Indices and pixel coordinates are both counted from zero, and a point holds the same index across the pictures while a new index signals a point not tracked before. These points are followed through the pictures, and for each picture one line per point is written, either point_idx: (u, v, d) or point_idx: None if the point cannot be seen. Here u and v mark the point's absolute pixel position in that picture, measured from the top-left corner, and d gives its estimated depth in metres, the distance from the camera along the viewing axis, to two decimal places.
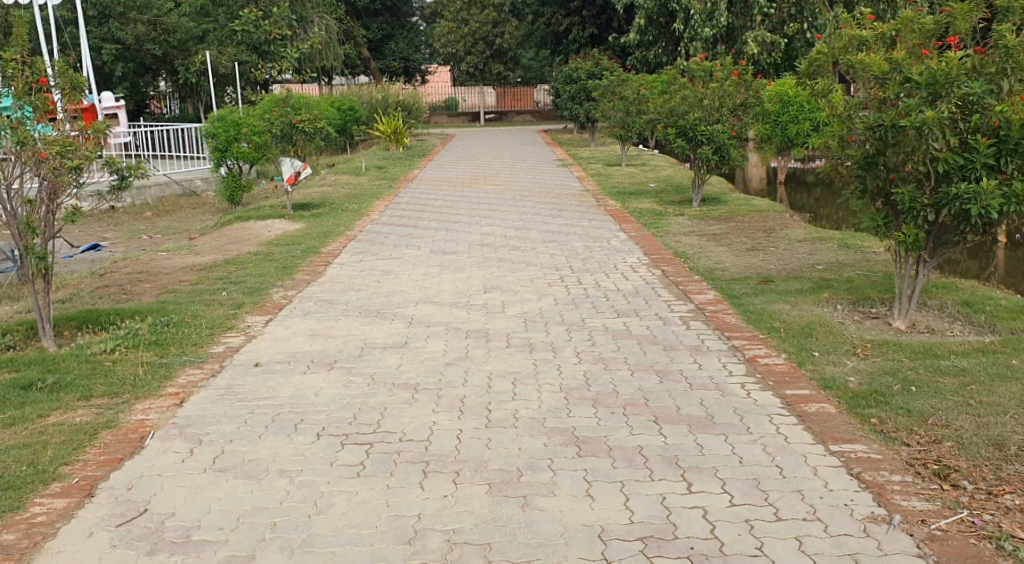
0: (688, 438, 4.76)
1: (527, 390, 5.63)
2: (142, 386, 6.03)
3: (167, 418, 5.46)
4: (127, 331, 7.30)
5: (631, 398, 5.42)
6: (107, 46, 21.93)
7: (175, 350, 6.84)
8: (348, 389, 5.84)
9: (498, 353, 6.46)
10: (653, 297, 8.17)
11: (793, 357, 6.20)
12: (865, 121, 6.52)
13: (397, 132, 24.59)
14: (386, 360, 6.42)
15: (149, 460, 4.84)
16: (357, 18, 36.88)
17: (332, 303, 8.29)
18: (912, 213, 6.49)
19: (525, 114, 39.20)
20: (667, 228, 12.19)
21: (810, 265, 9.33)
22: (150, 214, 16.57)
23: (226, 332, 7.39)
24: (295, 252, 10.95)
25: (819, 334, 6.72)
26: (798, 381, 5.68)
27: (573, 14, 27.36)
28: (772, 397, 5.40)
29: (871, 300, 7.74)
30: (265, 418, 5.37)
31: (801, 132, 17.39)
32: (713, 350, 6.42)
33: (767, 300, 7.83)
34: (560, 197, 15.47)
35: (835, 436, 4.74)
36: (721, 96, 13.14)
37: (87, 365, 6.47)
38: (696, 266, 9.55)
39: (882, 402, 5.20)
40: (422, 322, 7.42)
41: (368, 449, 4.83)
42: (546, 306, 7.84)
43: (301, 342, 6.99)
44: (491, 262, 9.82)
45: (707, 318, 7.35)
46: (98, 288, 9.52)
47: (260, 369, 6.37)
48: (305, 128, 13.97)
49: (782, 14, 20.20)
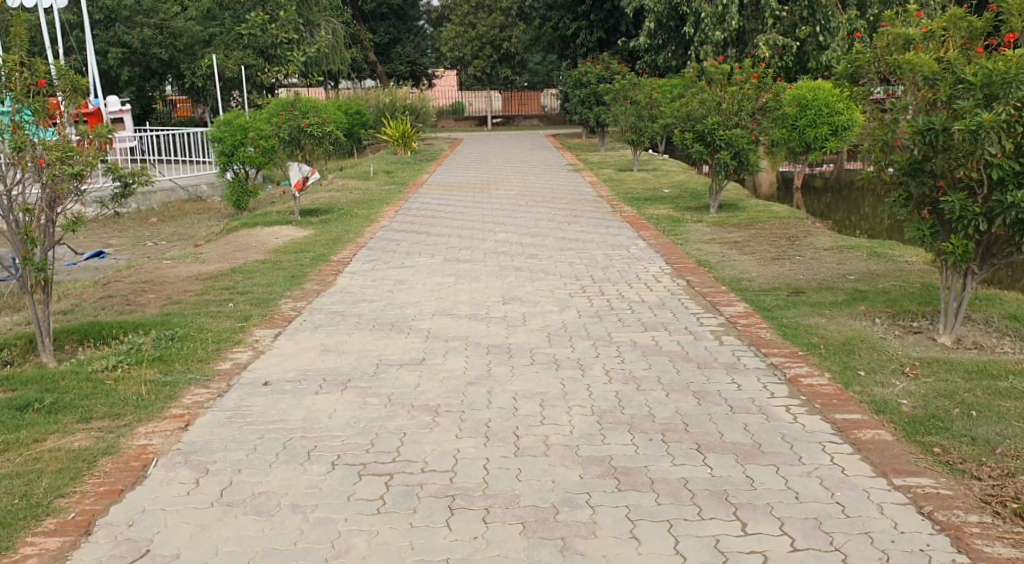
0: (737, 470, 4.42)
1: (556, 413, 5.26)
2: (144, 407, 5.66)
3: (171, 442, 5.08)
4: (129, 345, 6.93)
5: (668, 422, 5.06)
6: (113, 51, 21.69)
7: (180, 367, 6.47)
8: (364, 411, 5.47)
9: (523, 371, 6.10)
10: (680, 309, 7.79)
11: (837, 376, 5.81)
12: (913, 124, 6.14)
13: (405, 136, 24.26)
14: (403, 379, 6.04)
15: (150, 491, 4.46)
16: (364, 22, 36.60)
17: (343, 315, 7.93)
18: (961, 223, 6.10)
19: (531, 118, 38.81)
20: (687, 235, 11.81)
21: (841, 275, 8.94)
22: (156, 220, 16.26)
23: (233, 347, 7.03)
24: (304, 260, 10.59)
25: (862, 350, 6.34)
26: (847, 404, 5.30)
27: (581, 19, 27.05)
28: (821, 422, 5.03)
29: (910, 312, 7.34)
30: (277, 444, 5.01)
31: (820, 136, 17.05)
32: (750, 368, 6.04)
33: (801, 313, 7.45)
34: (574, 202, 15.11)
35: (898, 468, 4.40)
36: (740, 100, 12.75)
37: (87, 384, 6.10)
38: (722, 276, 9.17)
39: (942, 428, 4.84)
40: (440, 337, 7.05)
41: (387, 480, 4.47)
42: (569, 318, 7.48)
43: (313, 359, 6.63)
44: (508, 271, 9.46)
45: (739, 332, 6.97)
46: (100, 298, 9.17)
47: (269, 389, 5.99)
48: (314, 133, 13.64)
49: (795, 17, 19.74)
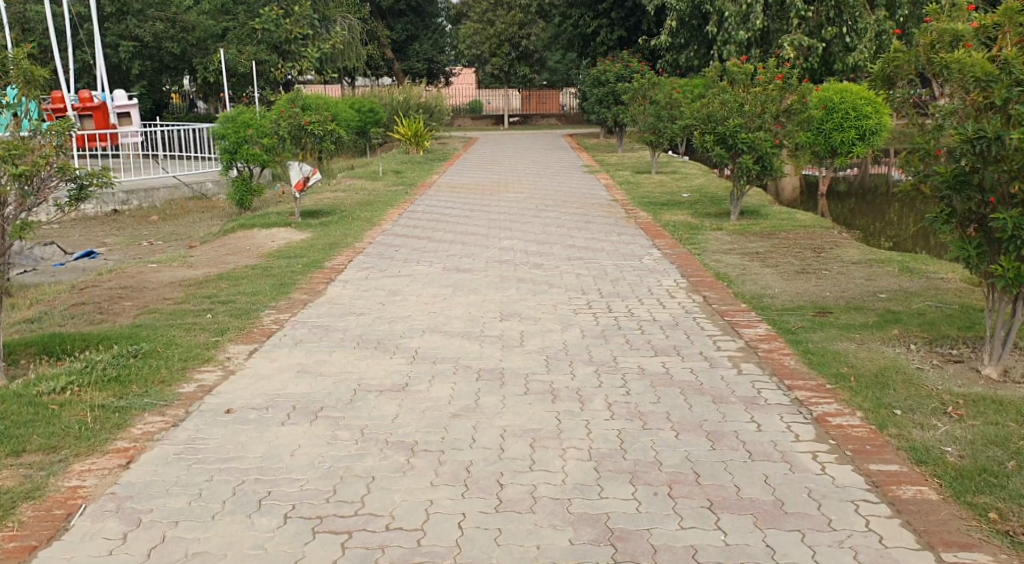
0: (755, 537, 3.79)
1: (548, 457, 4.59)
2: (86, 438, 5.06)
3: (106, 485, 4.50)
4: (86, 361, 6.32)
5: (676, 472, 4.37)
6: (125, 43, 21.18)
7: (137, 389, 5.86)
8: (331, 448, 4.81)
9: (516, 402, 5.42)
10: (694, 329, 7.10)
11: (871, 416, 5.08)
12: (960, 132, 5.46)
13: (418, 135, 23.63)
14: (381, 409, 5.38)
15: (68, 550, 3.92)
16: (382, 18, 36.02)
17: (328, 329, 7.28)
18: (1014, 243, 5.37)
19: (549, 117, 38.17)
20: (705, 244, 11.12)
21: (872, 293, 8.21)
22: (156, 218, 15.68)
23: (200, 365, 6.40)
24: (296, 265, 9.99)
25: (897, 383, 5.62)
26: (883, 451, 4.56)
27: (602, 17, 26.37)
28: (852, 473, 4.31)
29: (948, 338, 6.62)
30: (225, 489, 4.39)
31: (846, 141, 16.35)
32: (772, 404, 5.33)
33: (828, 338, 6.74)
34: (587, 206, 14.45)
35: (947, 538, 3.77)
36: (763, 102, 12.10)
37: (29, 409, 5.49)
38: (742, 291, 8.48)
39: (997, 484, 4.15)
40: (428, 358, 6.39)
41: (344, 541, 3.87)
42: (571, 339, 6.81)
43: (286, 382, 5.99)
44: (511, 283, 8.79)
45: (760, 359, 6.27)
46: (73, 305, 8.59)
47: (230, 418, 5.35)
48: (315, 131, 13.01)
49: (821, 17, 19.05)
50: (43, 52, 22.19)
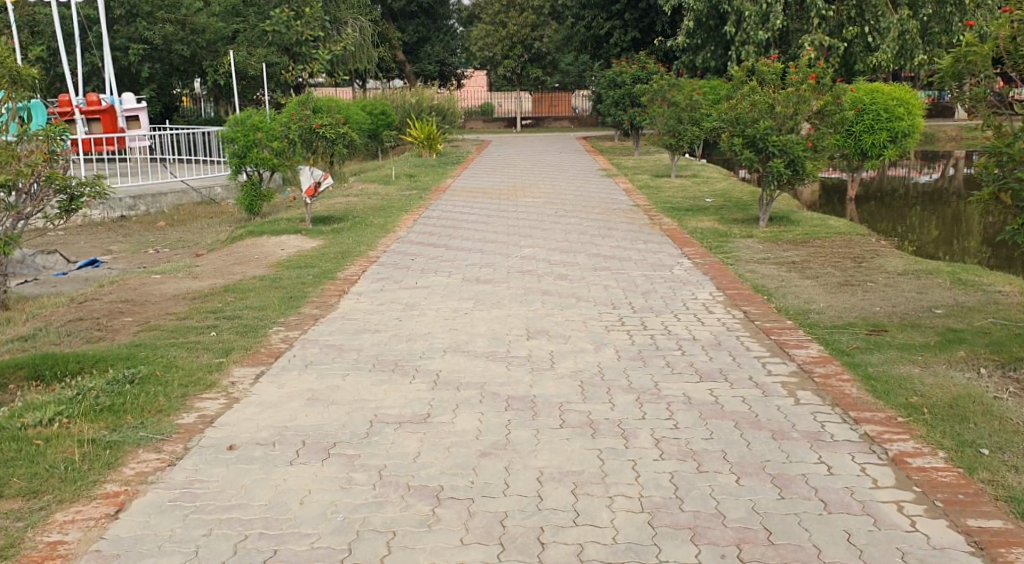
0: None
1: (594, 508, 4.05)
2: (72, 481, 4.49)
3: (91, 540, 3.96)
4: (77, 389, 5.74)
5: (744, 528, 3.86)
6: (135, 46, 20.66)
7: (131, 422, 5.28)
8: (346, 495, 4.24)
9: (550, 438, 4.84)
10: (740, 351, 6.51)
11: (955, 455, 4.51)
12: None
13: (431, 137, 23.06)
14: (402, 446, 4.81)
15: None
16: (393, 20, 35.51)
17: (342, 349, 6.71)
18: None
19: (561, 119, 37.52)
20: (737, 253, 10.53)
21: (926, 307, 7.62)
22: (164, 223, 15.16)
23: (201, 392, 5.82)
24: (307, 277, 9.42)
25: (977, 415, 5.02)
26: (978, 501, 4.03)
27: (615, 18, 25.79)
28: (950, 532, 3.81)
29: (1022, 360, 6.03)
30: (227, 546, 3.87)
31: (877, 143, 15.73)
32: (840, 440, 4.76)
33: (889, 360, 6.15)
34: (609, 212, 13.84)
35: None
36: (796, 103, 11.42)
37: (10, 445, 4.92)
38: (784, 305, 7.87)
39: None
40: (450, 384, 5.79)
41: None
42: (606, 362, 6.21)
43: (295, 411, 5.43)
44: (536, 296, 8.21)
45: (818, 387, 5.67)
46: (69, 321, 8.04)
47: (233, 456, 4.78)
48: (326, 134, 12.36)
49: (841, 16, 18.37)
50: (51, 55, 21.72)
